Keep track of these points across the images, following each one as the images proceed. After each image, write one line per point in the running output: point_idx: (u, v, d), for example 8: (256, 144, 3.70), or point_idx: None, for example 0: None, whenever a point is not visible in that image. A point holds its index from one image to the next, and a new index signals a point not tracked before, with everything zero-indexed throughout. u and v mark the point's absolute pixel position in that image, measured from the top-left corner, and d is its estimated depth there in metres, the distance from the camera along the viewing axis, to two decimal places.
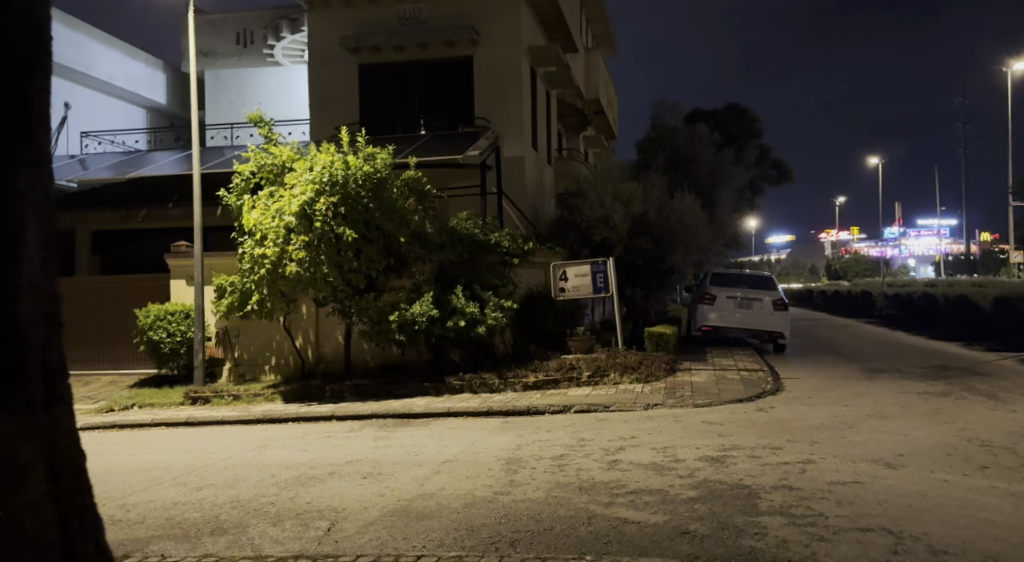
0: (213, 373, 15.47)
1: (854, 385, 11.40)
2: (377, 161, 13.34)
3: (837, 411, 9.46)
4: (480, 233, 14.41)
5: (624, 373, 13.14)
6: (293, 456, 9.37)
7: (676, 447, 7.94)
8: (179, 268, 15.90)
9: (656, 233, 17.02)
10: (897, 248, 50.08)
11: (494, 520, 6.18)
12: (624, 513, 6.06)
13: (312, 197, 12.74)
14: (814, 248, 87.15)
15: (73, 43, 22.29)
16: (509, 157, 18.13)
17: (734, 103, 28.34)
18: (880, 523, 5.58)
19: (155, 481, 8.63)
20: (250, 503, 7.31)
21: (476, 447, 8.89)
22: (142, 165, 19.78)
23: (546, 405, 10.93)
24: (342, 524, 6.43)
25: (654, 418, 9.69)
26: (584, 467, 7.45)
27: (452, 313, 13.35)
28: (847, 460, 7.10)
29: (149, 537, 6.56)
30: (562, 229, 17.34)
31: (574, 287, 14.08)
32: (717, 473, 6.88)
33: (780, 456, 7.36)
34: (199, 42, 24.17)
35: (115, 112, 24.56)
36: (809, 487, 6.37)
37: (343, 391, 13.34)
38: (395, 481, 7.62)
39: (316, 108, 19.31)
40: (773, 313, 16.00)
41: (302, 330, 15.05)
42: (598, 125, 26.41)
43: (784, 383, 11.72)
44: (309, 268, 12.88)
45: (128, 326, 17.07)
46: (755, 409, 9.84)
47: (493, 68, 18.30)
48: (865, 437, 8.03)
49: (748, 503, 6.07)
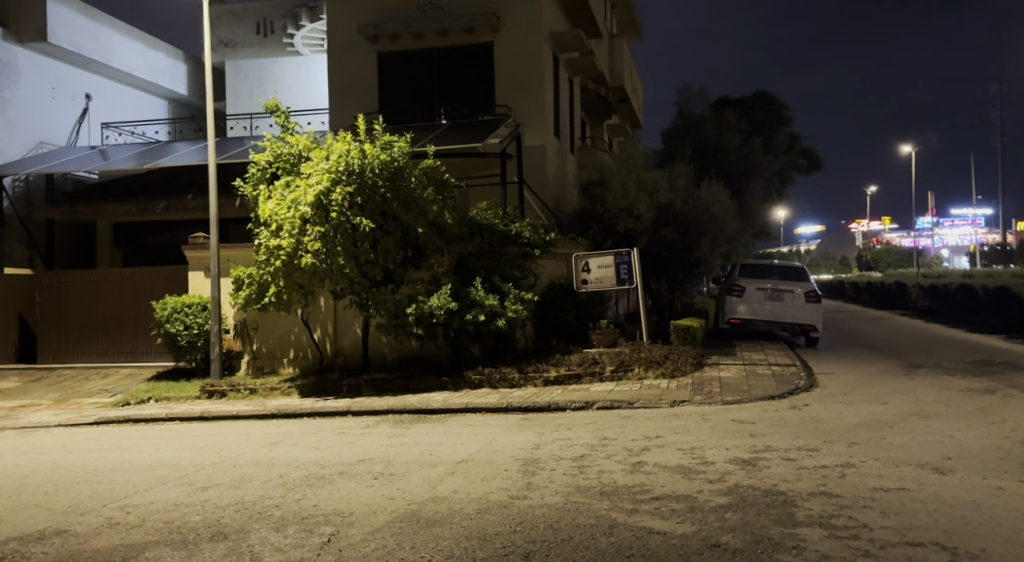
0: (230, 367, 15.11)
1: (891, 381, 10.86)
2: (396, 149, 12.88)
3: (877, 410, 8.93)
4: (500, 223, 13.93)
5: (649, 368, 12.65)
6: (305, 454, 9.01)
7: (705, 448, 7.49)
8: (196, 259, 15.60)
9: (682, 222, 16.25)
10: (930, 238, 49.03)
11: (509, 528, 5.77)
12: (649, 522, 5.62)
13: (328, 187, 12.37)
14: (844, 239, 85.94)
15: (93, 34, 22.07)
16: (531, 145, 17.66)
17: (763, 90, 27.67)
18: (932, 537, 5.11)
19: (161, 481, 8.28)
20: (254, 506, 6.94)
21: (493, 446, 8.48)
22: (161, 155, 19.51)
23: (567, 401, 10.50)
24: (347, 531, 6.04)
25: (681, 416, 9.22)
26: (606, 469, 7.01)
27: (471, 306, 12.93)
28: (890, 464, 6.60)
29: (145, 543, 6.21)
30: (585, 219, 16.85)
31: (597, 279, 13.61)
32: (750, 478, 6.41)
33: (817, 459, 6.87)
34: (219, 32, 23.82)
35: (136, 103, 24.32)
36: (851, 495, 5.89)
37: (360, 385, 12.97)
38: (407, 483, 7.23)
39: (335, 97, 18.96)
40: (805, 306, 15.48)
41: (320, 322, 14.74)
42: (623, 113, 25.86)
43: (818, 379, 11.18)
44: (325, 259, 12.53)
45: (146, 318, 16.78)
46: (788, 407, 9.34)
47: (514, 55, 17.82)
48: (908, 439, 7.50)
49: (785, 513, 5.61)
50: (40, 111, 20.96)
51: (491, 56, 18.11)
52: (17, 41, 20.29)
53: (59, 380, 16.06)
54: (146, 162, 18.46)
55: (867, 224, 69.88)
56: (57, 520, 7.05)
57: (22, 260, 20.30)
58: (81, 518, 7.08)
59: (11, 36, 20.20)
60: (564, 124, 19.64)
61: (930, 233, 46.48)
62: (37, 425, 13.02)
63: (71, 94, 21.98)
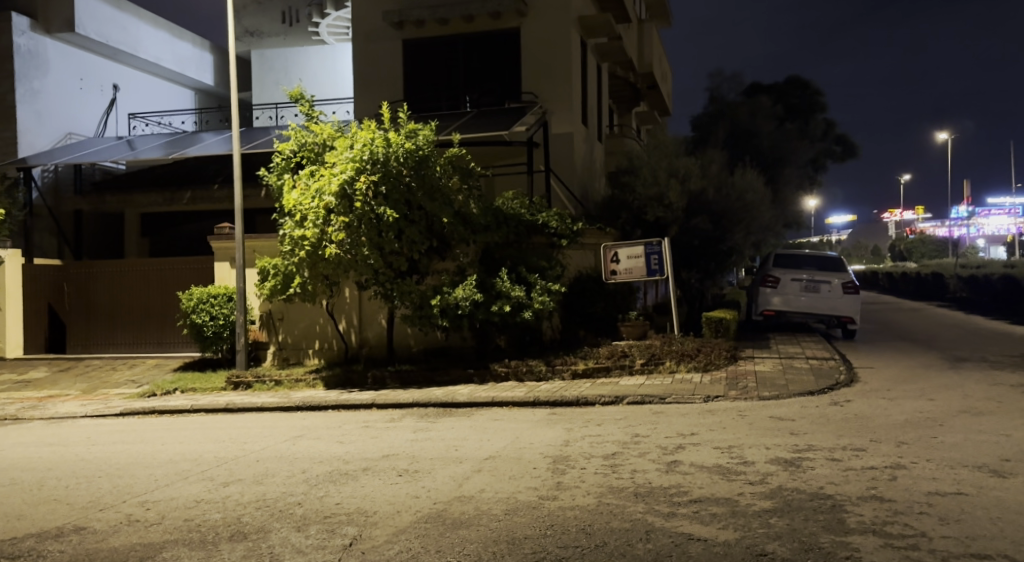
0: (257, 357, 15.00)
1: (937, 376, 10.45)
2: (420, 137, 12.62)
3: (923, 406, 8.57)
4: (526, 213, 13.64)
5: (680, 362, 12.30)
6: (328, 449, 8.80)
7: (743, 447, 7.16)
8: (222, 250, 15.48)
9: (714, 211, 15.88)
10: (965, 227, 48.05)
11: (539, 532, 5.50)
12: (688, 527, 5.34)
13: (352, 175, 12.12)
14: (877, 228, 84.71)
15: (120, 24, 21.99)
16: (559, 133, 17.33)
17: (795, 75, 27.12)
18: (998, 548, 4.79)
19: (183, 475, 8.11)
20: (276, 504, 6.73)
21: (522, 442, 8.19)
22: (187, 144, 19.36)
23: (596, 396, 10.22)
24: (371, 533, 5.81)
25: (716, 412, 8.90)
26: (641, 468, 6.71)
27: (497, 297, 12.65)
28: (943, 466, 6.26)
29: (163, 542, 6.02)
30: (613, 208, 16.50)
31: (627, 269, 13.29)
32: (794, 480, 6.09)
33: (864, 460, 6.54)
34: (245, 22, 23.72)
35: (163, 93, 24.23)
36: (904, 500, 5.56)
37: (385, 377, 12.78)
38: (432, 481, 6.96)
39: (361, 86, 18.77)
40: (842, 297, 15.08)
41: (345, 313, 14.56)
42: (652, 102, 25.43)
43: (858, 373, 10.83)
44: (350, 249, 12.32)
45: (172, 309, 16.73)
46: (829, 403, 8.99)
47: (542, 40, 17.47)
48: (959, 438, 7.13)
49: (835, 519, 5.30)
50: (68, 101, 20.94)
51: (518, 42, 17.77)
52: (45, 31, 20.26)
53: (86, 370, 16.04)
54: (173, 152, 18.33)
55: (902, 213, 68.82)
56: (75, 516, 6.88)
57: (51, 250, 20.35)
58: (101, 514, 6.91)
59: (39, 27, 20.18)
60: (592, 111, 19.28)
61: (967, 221, 45.47)
62: (64, 415, 12.94)
63: (99, 85, 21.95)
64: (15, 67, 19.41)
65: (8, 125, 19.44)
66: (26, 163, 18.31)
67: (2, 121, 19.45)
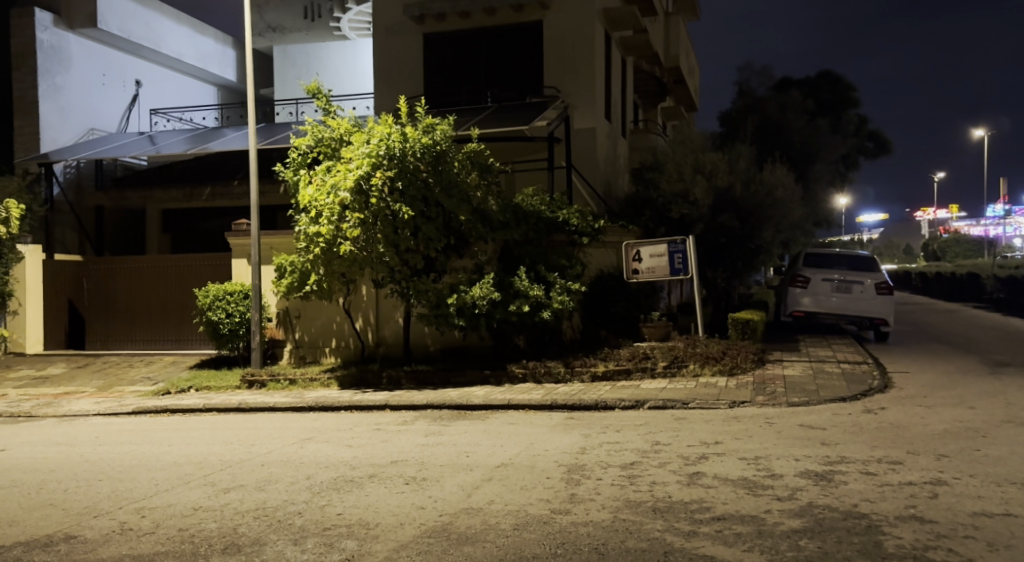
0: (273, 355, 14.72)
1: (977, 382, 9.93)
2: (438, 132, 12.22)
3: (963, 415, 8.08)
4: (547, 210, 13.22)
5: (705, 365, 11.85)
6: (336, 453, 8.46)
7: (771, 458, 6.72)
8: (239, 246, 15.21)
9: (741, 208, 15.37)
10: (1000, 225, 46.98)
11: (549, 551, 5.11)
12: (710, 549, 4.93)
13: (368, 171, 11.75)
14: (910, 227, 83.21)
15: (143, 19, 21.83)
16: (582, 128, 16.93)
17: (828, 70, 26.49)
18: None
19: (184, 480, 7.81)
20: (275, 513, 6.39)
21: (536, 449, 7.79)
22: (208, 139, 19.15)
23: (617, 399, 9.82)
24: (371, 547, 5.45)
25: (741, 420, 8.46)
26: (660, 481, 6.29)
27: (515, 296, 12.26)
28: (988, 483, 5.79)
29: (153, 554, 5.70)
30: (637, 206, 16.03)
31: (650, 268, 12.83)
32: (825, 496, 5.65)
33: (902, 474, 6.09)
34: (268, 17, 23.40)
35: (184, 89, 24.09)
36: (947, 521, 5.12)
37: (400, 377, 12.45)
38: (440, 490, 6.60)
39: (382, 80, 18.44)
40: (875, 298, 14.52)
41: (362, 312, 14.25)
42: (677, 97, 24.89)
43: (893, 379, 10.30)
44: (365, 246, 12.01)
45: (189, 306, 16.51)
46: (863, 411, 8.52)
47: (566, 33, 17.02)
48: (1005, 451, 6.64)
49: (871, 542, 4.88)
50: (90, 96, 20.82)
51: (541, 35, 17.35)
52: (68, 27, 20.15)
53: (103, 367, 15.84)
54: (193, 147, 18.12)
55: (935, 212, 67.53)
56: (67, 524, 6.58)
57: (72, 245, 20.23)
58: (93, 521, 6.61)
59: (62, 23, 20.08)
60: (616, 106, 18.83)
61: (1004, 222, 44.30)
62: (77, 413, 12.74)
63: (121, 81, 21.82)
64: (38, 62, 19.32)
65: (31, 120, 19.36)
66: (47, 158, 18.18)
67: (25, 116, 19.36)
